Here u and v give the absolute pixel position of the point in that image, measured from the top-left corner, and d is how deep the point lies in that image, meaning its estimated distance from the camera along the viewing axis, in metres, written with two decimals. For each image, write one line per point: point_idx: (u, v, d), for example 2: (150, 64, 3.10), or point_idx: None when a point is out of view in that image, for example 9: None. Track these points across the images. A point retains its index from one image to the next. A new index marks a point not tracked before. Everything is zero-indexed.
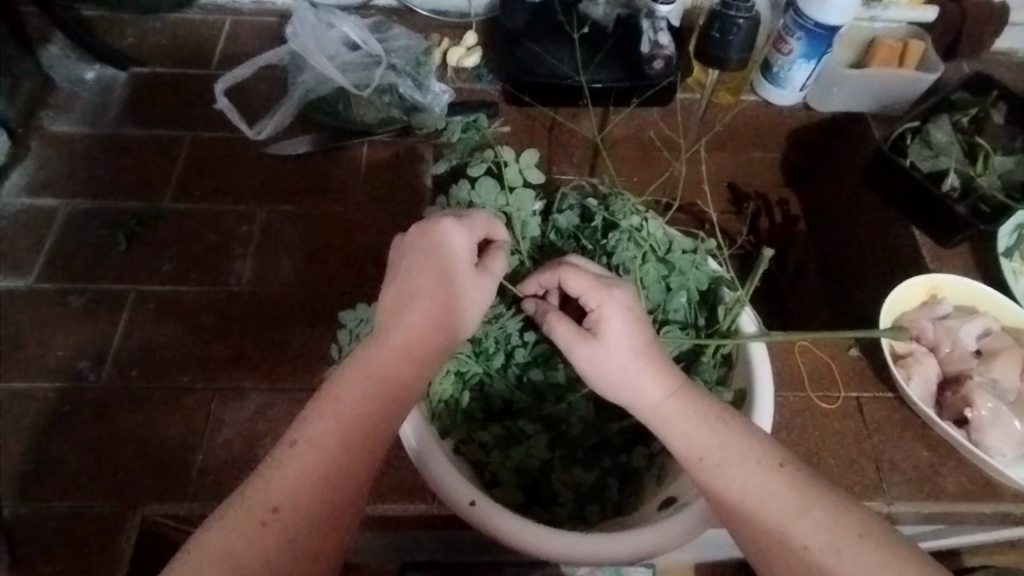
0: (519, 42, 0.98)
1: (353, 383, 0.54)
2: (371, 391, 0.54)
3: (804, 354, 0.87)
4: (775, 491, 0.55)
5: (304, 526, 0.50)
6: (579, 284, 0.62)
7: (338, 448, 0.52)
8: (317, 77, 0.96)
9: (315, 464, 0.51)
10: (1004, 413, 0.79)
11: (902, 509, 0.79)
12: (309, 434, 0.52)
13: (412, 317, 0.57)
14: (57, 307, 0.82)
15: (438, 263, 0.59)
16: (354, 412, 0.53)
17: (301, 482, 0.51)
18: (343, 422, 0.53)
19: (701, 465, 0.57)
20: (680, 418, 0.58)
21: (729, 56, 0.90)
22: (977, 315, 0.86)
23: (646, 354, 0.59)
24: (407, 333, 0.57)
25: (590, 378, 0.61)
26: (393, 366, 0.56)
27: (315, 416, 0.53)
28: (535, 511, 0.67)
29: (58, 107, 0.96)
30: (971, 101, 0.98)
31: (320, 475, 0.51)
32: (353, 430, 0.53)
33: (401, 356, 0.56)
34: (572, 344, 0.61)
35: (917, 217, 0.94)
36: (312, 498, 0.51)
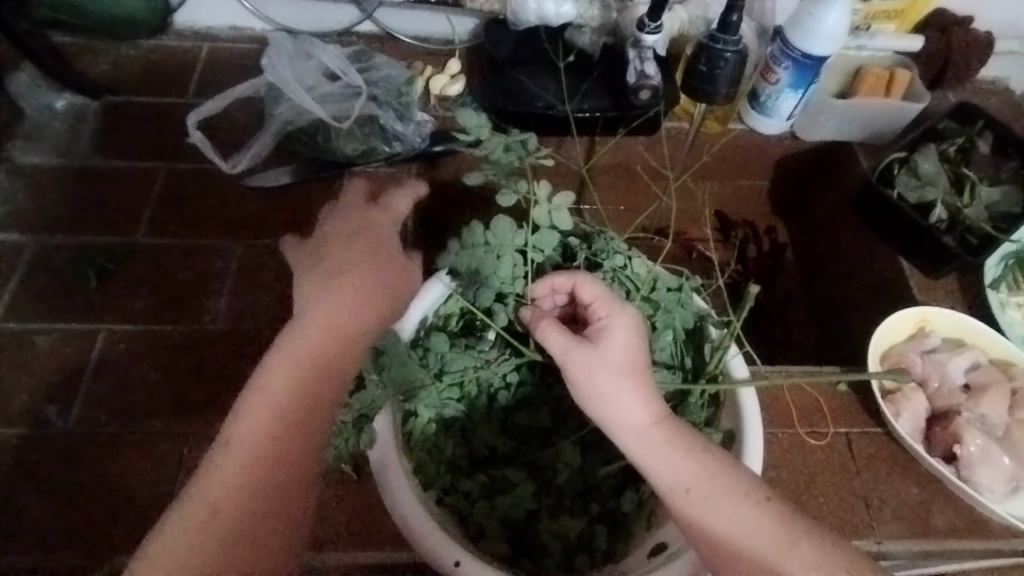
0: (504, 71, 0.97)
1: (250, 421, 0.57)
2: (266, 427, 0.57)
3: (794, 391, 0.85)
4: (762, 525, 0.55)
5: (242, 511, 0.54)
6: (591, 293, 0.62)
7: (238, 486, 0.55)
8: (294, 108, 0.92)
9: (244, 457, 0.55)
10: (994, 450, 0.79)
11: (892, 548, 0.77)
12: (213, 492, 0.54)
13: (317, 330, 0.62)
14: (24, 348, 0.79)
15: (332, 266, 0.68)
16: (250, 451, 0.56)
17: (233, 477, 0.55)
18: (254, 453, 0.56)
19: (688, 497, 0.55)
20: (667, 451, 0.56)
21: (717, 88, 0.89)
22: (966, 348, 0.86)
23: (641, 374, 0.58)
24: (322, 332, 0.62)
25: (574, 382, 0.58)
26: (296, 379, 0.59)
27: (216, 470, 0.55)
28: (522, 564, 0.66)
29: (29, 137, 0.94)
30: (958, 130, 0.97)
31: (250, 465, 0.55)
32: (279, 420, 0.57)
33: (299, 376, 0.59)
34: (567, 345, 0.59)
35: (905, 249, 0.94)
36: (246, 485, 0.55)
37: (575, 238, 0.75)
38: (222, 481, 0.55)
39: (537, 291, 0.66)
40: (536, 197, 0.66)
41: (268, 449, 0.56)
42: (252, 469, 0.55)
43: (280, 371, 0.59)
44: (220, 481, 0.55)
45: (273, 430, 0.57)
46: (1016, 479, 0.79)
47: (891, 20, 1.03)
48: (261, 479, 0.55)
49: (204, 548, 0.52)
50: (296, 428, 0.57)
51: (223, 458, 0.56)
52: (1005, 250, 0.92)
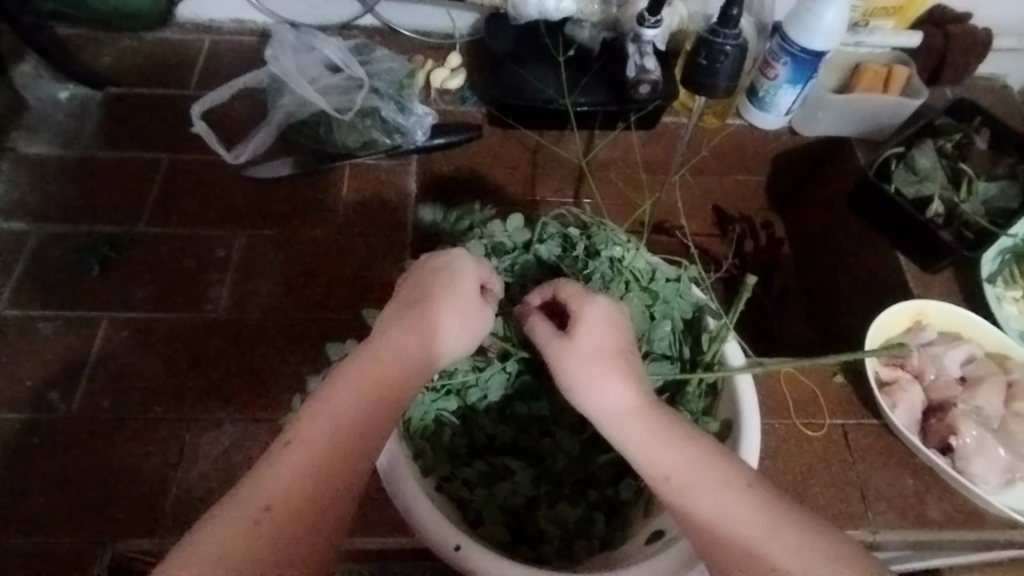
0: (503, 64, 0.97)
1: (315, 426, 0.52)
2: (335, 438, 0.52)
3: (791, 383, 0.86)
4: (741, 511, 0.53)
5: (294, 522, 0.49)
6: (568, 290, 0.63)
7: (298, 496, 0.49)
8: (297, 100, 0.93)
9: (309, 466, 0.50)
10: (988, 441, 0.79)
11: (888, 538, 0.78)
12: (273, 494, 0.49)
13: (393, 344, 0.57)
14: (28, 334, 0.80)
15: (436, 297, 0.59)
16: (318, 460, 0.51)
17: (295, 482, 0.50)
18: (311, 461, 0.51)
19: (666, 485, 0.55)
20: (647, 436, 0.57)
21: (717, 83, 0.90)
22: (962, 342, 0.86)
23: (617, 361, 0.59)
24: (389, 368, 0.55)
25: (555, 375, 0.61)
26: (369, 394, 0.54)
27: (276, 470, 0.50)
28: (521, 550, 0.67)
29: (33, 127, 0.94)
30: (954, 127, 0.98)
31: (314, 476, 0.50)
32: (349, 439, 0.52)
33: (370, 387, 0.54)
34: (546, 342, 0.62)
35: (902, 244, 0.94)
36: (306, 495, 0.50)
37: (575, 230, 0.75)
38: (286, 483, 0.50)
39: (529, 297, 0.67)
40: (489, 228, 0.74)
41: (337, 462, 0.51)
42: (319, 478, 0.50)
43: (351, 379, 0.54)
44: (283, 482, 0.50)
45: (343, 442, 0.52)
46: (1012, 470, 0.79)
47: (889, 16, 1.04)
48: (329, 490, 0.50)
49: (250, 552, 0.46)
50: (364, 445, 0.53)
51: (287, 459, 0.50)
52: (1003, 246, 0.92)
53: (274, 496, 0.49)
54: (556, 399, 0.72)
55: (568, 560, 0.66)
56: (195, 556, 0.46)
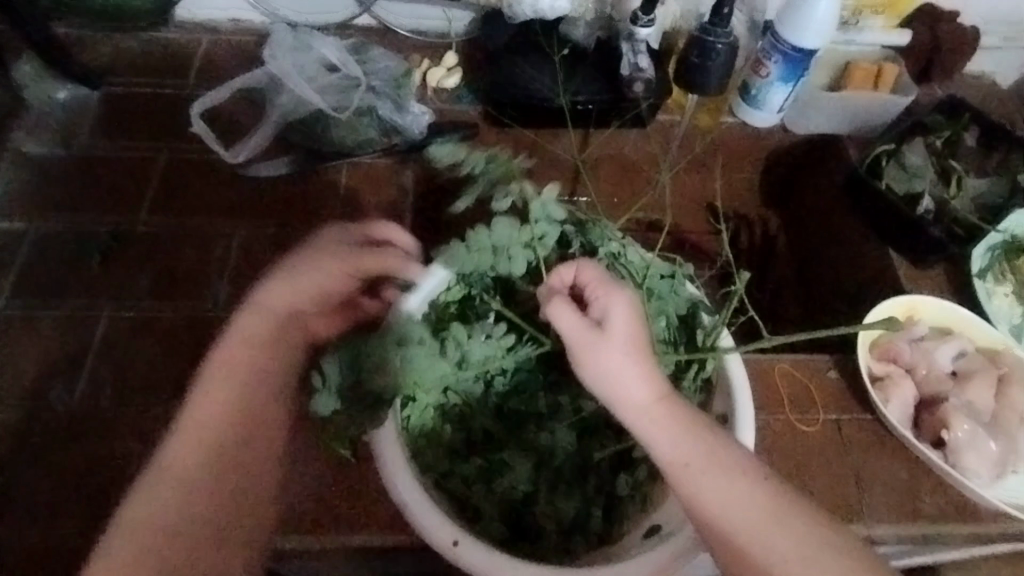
0: (500, 61, 0.98)
1: (214, 383, 0.61)
2: (232, 384, 0.61)
3: (785, 377, 0.86)
4: (756, 502, 0.55)
5: (197, 461, 0.59)
6: (591, 275, 0.61)
7: (200, 440, 0.59)
8: (295, 99, 0.93)
9: (207, 414, 0.60)
10: (980, 435, 0.80)
11: (883, 531, 0.79)
12: (182, 448, 0.59)
13: (268, 301, 0.65)
14: (28, 333, 0.81)
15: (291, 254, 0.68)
16: (216, 418, 0.60)
17: (197, 430, 0.60)
18: (207, 412, 0.60)
19: (686, 470, 0.56)
20: (667, 422, 0.57)
21: (708, 80, 0.94)
22: (953, 336, 0.87)
23: (644, 351, 0.58)
24: (257, 316, 0.64)
25: (582, 365, 0.58)
26: (226, 348, 0.63)
27: (185, 426, 0.60)
28: (519, 545, 0.67)
29: (31, 125, 0.95)
30: (944, 124, 1.00)
31: (210, 421, 0.60)
32: (236, 381, 0.62)
33: (231, 350, 0.63)
34: (575, 330, 0.58)
35: (893, 241, 0.96)
36: (208, 439, 0.59)
37: (570, 225, 0.75)
38: (189, 446, 0.59)
39: (553, 278, 0.63)
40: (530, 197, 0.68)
41: (233, 405, 0.61)
42: (214, 435, 0.60)
43: (230, 343, 0.63)
44: (184, 447, 0.59)
45: (230, 394, 0.61)
46: (1003, 464, 0.81)
47: (880, 12, 1.05)
48: (235, 428, 0.60)
49: (168, 493, 0.57)
50: (257, 379, 0.62)
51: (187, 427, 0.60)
52: (992, 240, 0.93)
53: (179, 460, 0.58)
54: (551, 393, 0.73)
55: (567, 555, 0.67)
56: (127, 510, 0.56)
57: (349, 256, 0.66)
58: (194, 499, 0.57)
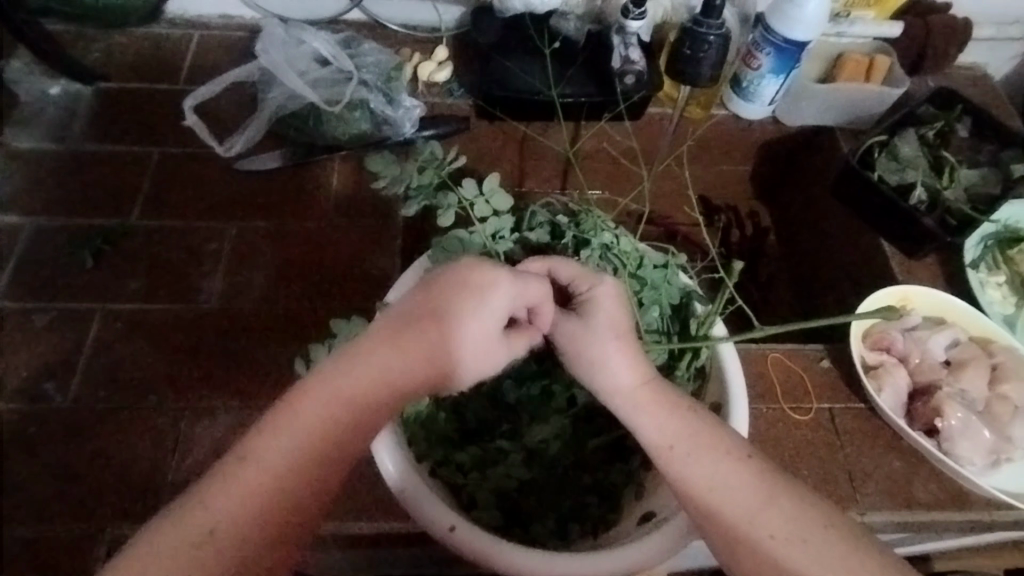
0: (490, 58, 0.99)
1: (272, 449, 0.51)
2: (298, 459, 0.51)
3: (777, 366, 0.86)
4: (742, 483, 0.55)
5: (239, 544, 0.49)
6: (567, 273, 0.61)
7: (246, 516, 0.50)
8: (287, 93, 0.93)
9: (260, 484, 0.51)
10: (975, 422, 0.80)
11: (876, 519, 0.79)
12: (219, 517, 0.49)
13: (392, 363, 0.53)
14: (23, 326, 0.81)
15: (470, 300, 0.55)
16: (269, 482, 0.51)
17: (245, 505, 0.50)
18: (264, 483, 0.51)
19: (672, 453, 0.56)
20: (651, 407, 0.57)
21: (700, 71, 0.93)
22: (946, 325, 0.87)
23: (629, 338, 0.59)
24: (348, 380, 0.53)
25: (568, 357, 0.60)
26: (359, 397, 0.53)
27: (230, 493, 0.50)
28: (513, 532, 0.67)
29: (25, 122, 0.95)
30: (937, 114, 1.00)
31: (267, 496, 0.51)
32: (310, 457, 0.52)
33: (352, 400, 0.53)
34: (557, 322, 0.60)
35: (885, 230, 0.95)
36: (259, 515, 0.50)
37: (563, 217, 0.76)
38: (233, 504, 0.50)
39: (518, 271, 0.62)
40: (470, 199, 0.72)
41: (296, 484, 0.51)
42: (264, 500, 0.50)
43: (311, 403, 0.52)
44: (228, 503, 0.50)
45: (309, 453, 0.52)
46: (998, 452, 0.80)
47: (869, 7, 1.06)
48: (288, 511, 0.51)
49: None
50: (328, 459, 0.52)
51: (235, 476, 0.50)
52: (986, 232, 0.94)
53: (221, 519, 0.49)
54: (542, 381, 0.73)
55: (562, 543, 0.67)
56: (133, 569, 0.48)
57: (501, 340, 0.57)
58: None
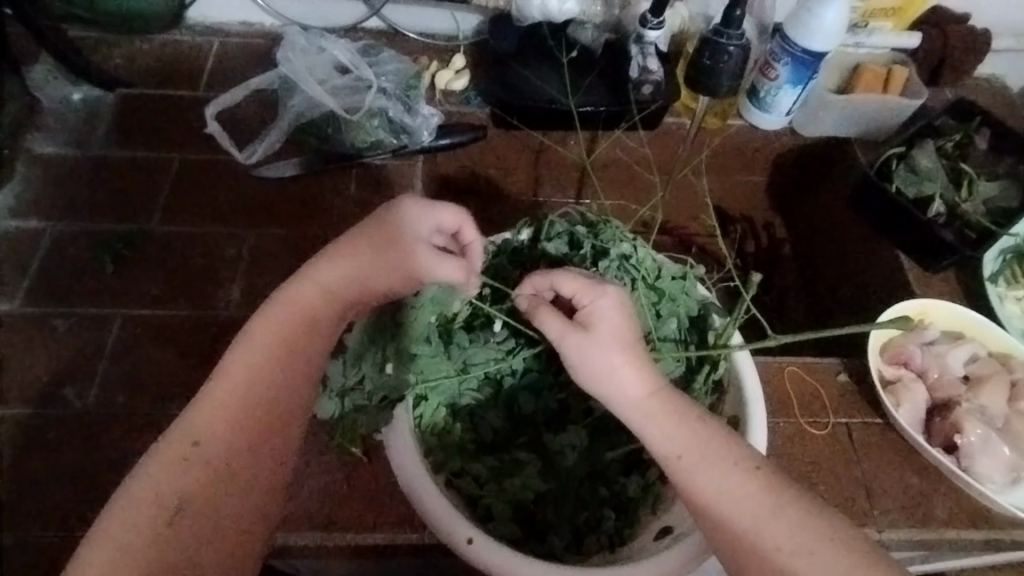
0: (507, 65, 0.98)
1: (238, 366, 0.56)
2: (265, 370, 0.56)
3: (794, 380, 0.86)
4: (748, 490, 0.54)
5: (222, 456, 0.54)
6: (572, 284, 0.60)
7: (222, 426, 0.55)
8: (307, 101, 0.94)
9: (233, 394, 0.55)
10: (993, 439, 0.80)
11: (892, 536, 0.78)
12: (200, 430, 0.54)
13: (336, 278, 0.59)
14: (43, 331, 0.81)
15: (389, 223, 0.60)
16: (240, 393, 0.55)
17: (222, 415, 0.55)
18: (236, 396, 0.55)
19: (680, 463, 0.55)
20: (659, 419, 0.56)
21: (718, 82, 0.94)
22: (964, 340, 0.87)
23: (634, 350, 0.57)
24: (300, 294, 0.58)
25: (573, 371, 0.58)
26: (308, 307, 0.58)
27: (206, 409, 0.55)
28: (529, 545, 0.67)
29: (46, 127, 0.95)
30: (955, 127, 1.00)
31: (241, 402, 0.55)
32: (276, 362, 0.57)
33: (295, 313, 0.58)
34: (562, 336, 0.58)
35: (905, 243, 0.95)
36: (237, 424, 0.55)
37: (581, 228, 0.75)
38: (207, 418, 0.55)
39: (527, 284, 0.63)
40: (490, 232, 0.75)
41: (265, 392, 0.56)
42: (245, 408, 0.55)
43: (265, 321, 0.57)
44: (203, 418, 0.55)
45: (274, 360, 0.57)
46: (1017, 468, 0.80)
47: (887, 17, 1.06)
48: (263, 420, 0.56)
49: (179, 486, 0.52)
50: (293, 365, 0.57)
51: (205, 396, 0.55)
52: (1004, 244, 0.94)
53: (204, 432, 0.54)
54: (560, 392, 0.73)
55: (579, 556, 0.67)
56: (131, 491, 0.52)
57: (440, 257, 0.59)
58: (204, 482, 0.53)
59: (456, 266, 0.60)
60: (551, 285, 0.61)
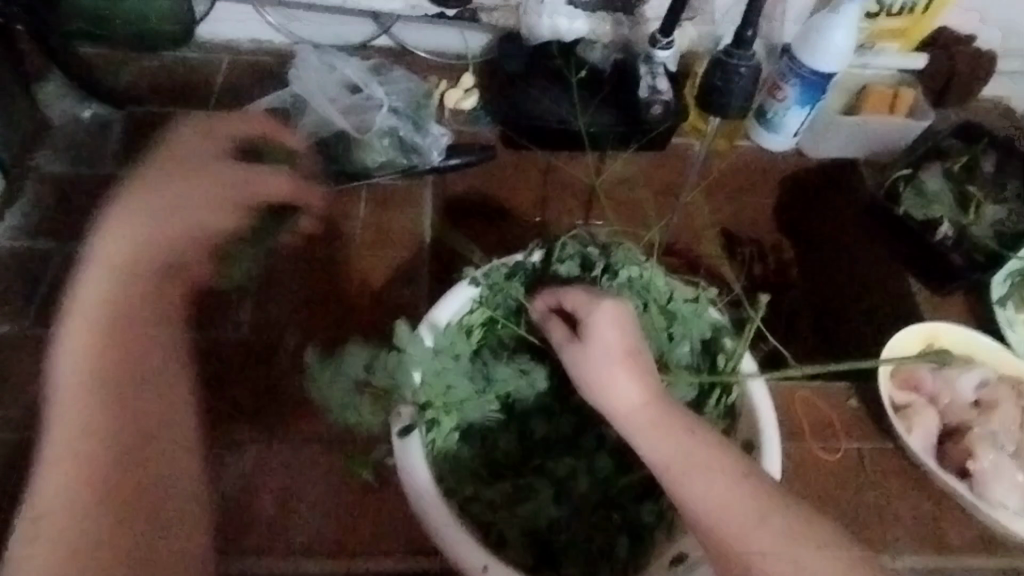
0: (515, 85, 0.99)
1: (70, 388, 0.64)
2: (83, 376, 0.64)
3: (805, 405, 0.85)
4: (733, 501, 0.55)
5: (76, 467, 0.60)
6: (576, 299, 0.64)
7: (83, 448, 0.61)
8: (316, 120, 0.93)
9: (79, 418, 0.62)
10: (1006, 465, 0.79)
11: (906, 563, 0.77)
12: (56, 461, 0.61)
13: (121, 254, 0.71)
14: (50, 352, 0.80)
15: (162, 192, 0.74)
16: (77, 426, 0.62)
17: (73, 438, 0.61)
18: (74, 409, 0.63)
19: (669, 472, 0.57)
20: (649, 425, 0.58)
21: (729, 102, 0.95)
22: (974, 364, 0.86)
23: (631, 358, 0.60)
24: (98, 286, 0.69)
25: (574, 379, 0.62)
26: (89, 312, 0.67)
27: (58, 444, 0.61)
28: (544, 572, 0.66)
29: (53, 144, 0.95)
30: (961, 149, 1.00)
31: (84, 427, 0.62)
32: (95, 356, 0.65)
33: (110, 308, 0.68)
34: (562, 345, 0.63)
35: (915, 267, 0.96)
36: (89, 442, 0.61)
37: (593, 250, 0.75)
38: (61, 453, 0.61)
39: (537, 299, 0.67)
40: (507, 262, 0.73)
41: (92, 409, 0.63)
42: (97, 425, 0.62)
43: (79, 338, 0.66)
44: (62, 456, 0.61)
45: (99, 356, 0.65)
46: None
47: (896, 38, 1.05)
48: (94, 424, 0.62)
49: (65, 502, 0.59)
50: (109, 365, 0.65)
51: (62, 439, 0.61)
52: (1011, 268, 0.93)
53: (69, 461, 0.60)
54: (574, 418, 0.73)
55: None
56: (38, 531, 0.58)
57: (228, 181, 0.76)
58: (77, 491, 0.59)
59: (204, 216, 0.75)
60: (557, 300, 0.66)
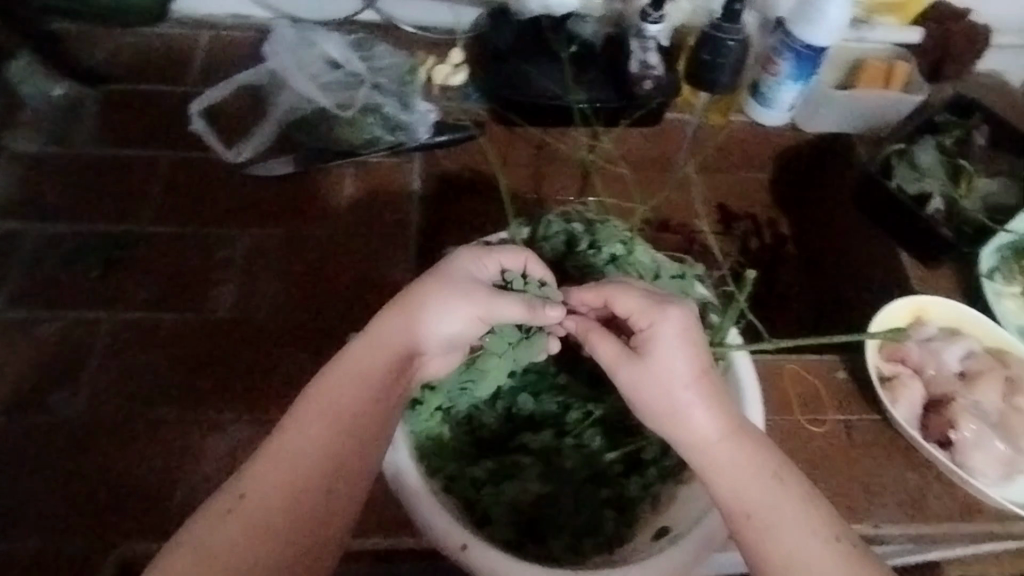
0: (507, 59, 0.96)
1: (260, 474, 0.52)
2: (317, 474, 0.52)
3: (794, 378, 0.85)
4: (826, 559, 0.51)
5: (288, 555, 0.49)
6: (627, 303, 0.57)
7: (238, 539, 0.49)
8: (297, 96, 0.95)
9: (270, 499, 0.51)
10: (987, 434, 0.80)
11: (887, 531, 0.78)
12: (208, 545, 0.49)
13: (361, 358, 0.56)
14: (27, 336, 0.80)
15: (438, 278, 0.59)
16: (263, 507, 0.50)
17: (248, 528, 0.49)
18: (294, 515, 0.50)
19: (749, 521, 0.53)
20: (726, 466, 0.54)
21: (718, 78, 0.98)
22: (960, 336, 0.86)
23: (704, 382, 0.55)
24: (345, 370, 0.56)
25: (629, 400, 0.57)
26: (344, 410, 0.54)
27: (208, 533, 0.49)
28: (528, 547, 0.66)
29: (27, 125, 0.94)
30: (954, 123, 0.99)
31: (262, 526, 0.49)
32: (339, 443, 0.53)
33: (344, 414, 0.54)
34: (615, 363, 0.57)
35: (905, 240, 0.95)
36: (250, 543, 0.49)
37: (579, 227, 0.74)
38: (238, 538, 0.49)
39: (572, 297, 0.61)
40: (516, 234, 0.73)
41: (308, 504, 0.51)
42: (293, 503, 0.51)
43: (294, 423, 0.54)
44: (222, 543, 0.49)
45: (330, 447, 0.53)
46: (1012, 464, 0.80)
47: (892, 12, 1.04)
48: (318, 529, 0.51)
49: None
50: (341, 471, 0.53)
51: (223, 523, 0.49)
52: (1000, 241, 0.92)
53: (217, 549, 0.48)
54: (560, 395, 0.72)
55: (576, 557, 0.66)
56: None
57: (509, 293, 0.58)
58: None
59: (510, 306, 0.58)
60: (603, 301, 0.59)
